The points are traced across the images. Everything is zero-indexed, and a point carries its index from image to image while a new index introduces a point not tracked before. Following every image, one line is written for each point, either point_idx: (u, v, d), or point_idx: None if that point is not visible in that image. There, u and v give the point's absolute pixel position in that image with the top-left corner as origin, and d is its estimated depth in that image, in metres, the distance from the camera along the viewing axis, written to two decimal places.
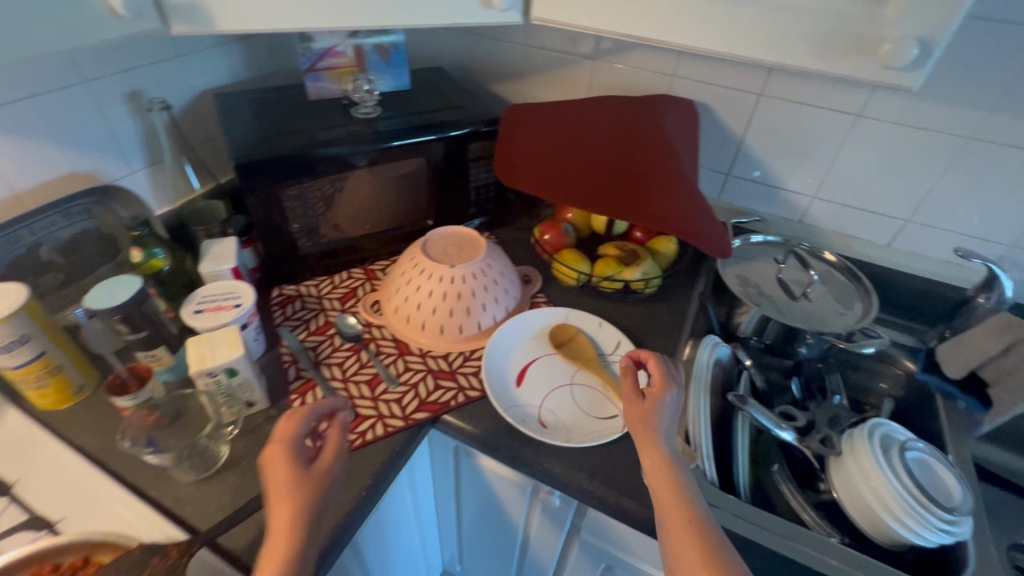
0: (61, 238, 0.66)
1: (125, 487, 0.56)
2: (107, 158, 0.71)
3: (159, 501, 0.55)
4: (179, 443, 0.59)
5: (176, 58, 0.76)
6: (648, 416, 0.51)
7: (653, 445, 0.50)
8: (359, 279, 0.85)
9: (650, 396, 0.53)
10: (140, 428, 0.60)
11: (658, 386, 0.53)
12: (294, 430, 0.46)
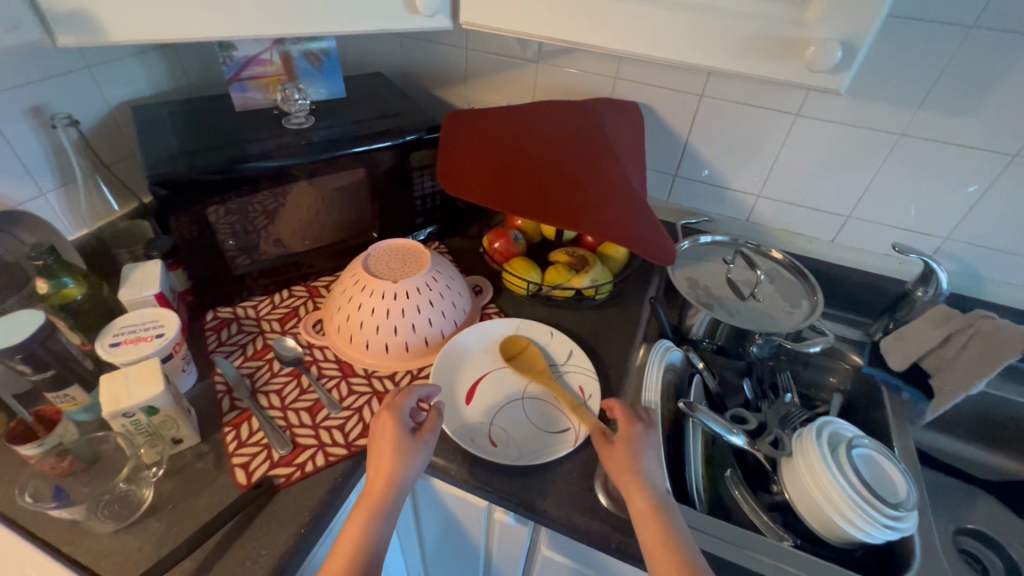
0: None
1: (33, 544, 0.51)
2: (8, 180, 0.65)
3: (73, 557, 0.50)
4: (96, 491, 0.54)
5: (84, 69, 0.70)
6: (631, 457, 0.53)
7: (638, 487, 0.51)
8: (301, 297, 0.81)
9: (632, 436, 0.55)
10: (49, 478, 0.54)
11: (624, 430, 0.56)
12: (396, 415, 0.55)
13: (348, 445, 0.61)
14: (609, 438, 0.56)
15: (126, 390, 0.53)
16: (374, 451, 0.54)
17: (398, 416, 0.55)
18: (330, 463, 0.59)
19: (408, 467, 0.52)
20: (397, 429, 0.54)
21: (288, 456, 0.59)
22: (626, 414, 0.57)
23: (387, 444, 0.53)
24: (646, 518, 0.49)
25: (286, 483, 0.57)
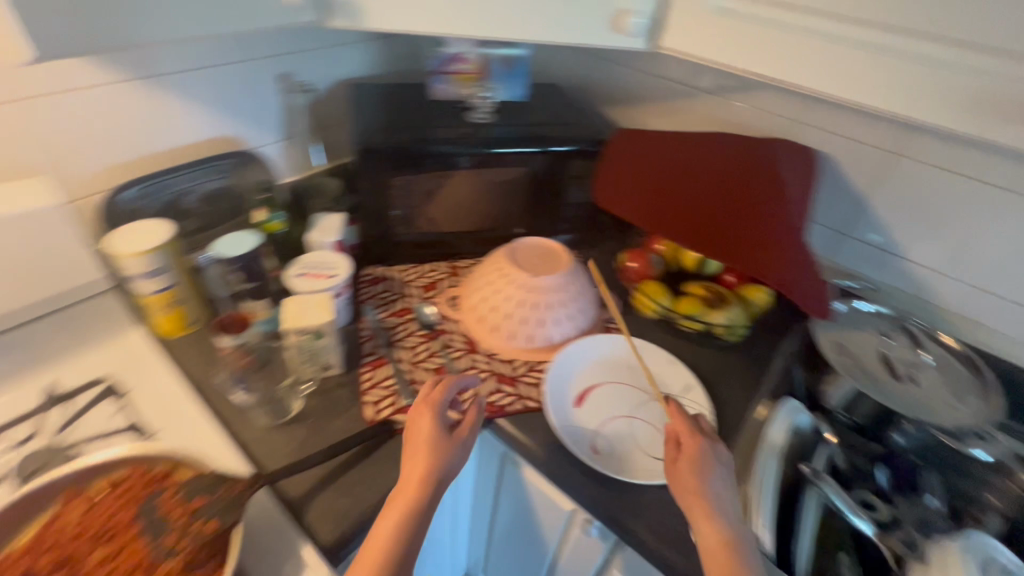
0: (205, 190, 0.76)
1: (212, 416, 0.62)
2: (253, 127, 0.81)
3: (237, 435, 0.61)
4: (263, 389, 0.65)
5: (325, 48, 0.84)
6: (699, 479, 0.51)
7: (706, 514, 0.49)
8: (443, 272, 0.88)
9: (698, 452, 0.54)
10: (233, 367, 0.66)
11: (693, 444, 0.54)
12: (437, 411, 0.55)
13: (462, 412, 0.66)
14: (676, 456, 0.54)
15: (304, 310, 0.63)
16: (409, 449, 0.53)
17: (437, 413, 0.55)
18: None
19: (446, 467, 0.51)
20: (435, 426, 0.54)
21: (409, 407, 0.65)
22: (699, 433, 0.56)
23: (423, 443, 0.52)
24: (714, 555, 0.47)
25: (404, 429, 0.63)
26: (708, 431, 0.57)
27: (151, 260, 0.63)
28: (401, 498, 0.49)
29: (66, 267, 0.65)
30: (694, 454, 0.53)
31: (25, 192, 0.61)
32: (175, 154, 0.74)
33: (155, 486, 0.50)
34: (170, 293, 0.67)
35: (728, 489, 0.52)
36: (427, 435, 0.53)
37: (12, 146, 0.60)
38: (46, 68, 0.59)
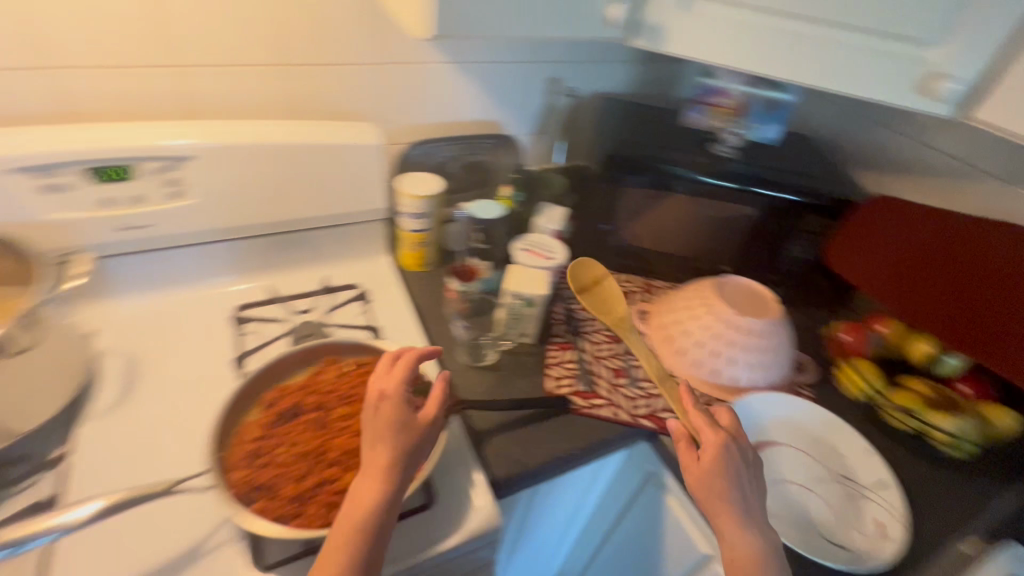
0: (467, 160, 0.90)
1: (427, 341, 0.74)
2: (517, 117, 0.94)
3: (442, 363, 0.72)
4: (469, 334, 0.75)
5: (596, 61, 0.94)
6: (722, 484, 0.51)
7: (733, 521, 0.49)
8: (636, 287, 0.90)
9: (722, 452, 0.52)
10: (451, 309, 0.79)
11: (714, 443, 0.53)
12: (399, 391, 0.50)
13: (632, 416, 0.68)
14: (699, 455, 0.53)
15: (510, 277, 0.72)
16: (367, 434, 0.49)
17: (400, 393, 0.50)
18: (613, 419, 0.67)
19: (405, 452, 0.48)
20: (398, 407, 0.49)
21: (584, 393, 0.70)
22: (719, 431, 0.54)
23: (384, 427, 0.48)
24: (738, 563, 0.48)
25: (576, 410, 0.68)
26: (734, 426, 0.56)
27: (420, 204, 0.78)
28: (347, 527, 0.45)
29: (356, 197, 0.78)
30: (716, 454, 0.52)
31: (351, 128, 0.74)
32: (456, 126, 0.90)
33: None
34: (423, 235, 0.82)
35: (750, 493, 0.51)
36: (373, 445, 0.48)
37: (360, 97, 0.78)
38: (400, 42, 0.76)
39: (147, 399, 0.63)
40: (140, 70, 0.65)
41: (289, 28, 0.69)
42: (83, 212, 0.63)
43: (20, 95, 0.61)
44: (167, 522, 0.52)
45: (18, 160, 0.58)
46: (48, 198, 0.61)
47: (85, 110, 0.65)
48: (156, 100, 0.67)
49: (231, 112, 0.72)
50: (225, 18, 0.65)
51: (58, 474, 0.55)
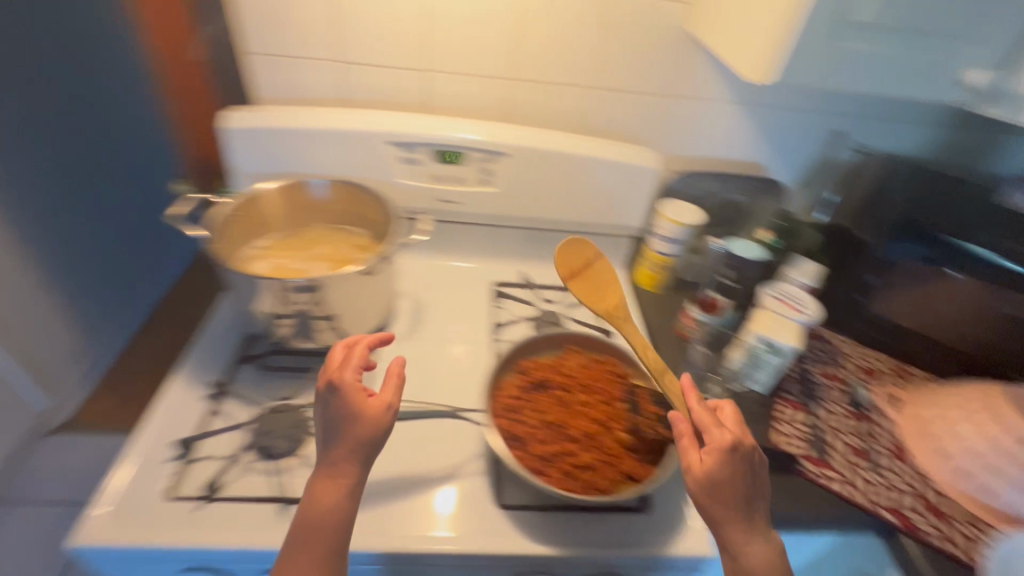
0: (725, 197, 0.91)
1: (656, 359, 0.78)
2: (785, 165, 0.92)
3: None
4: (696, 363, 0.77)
5: (891, 121, 0.88)
6: (727, 489, 0.48)
7: (731, 517, 0.48)
8: (887, 367, 0.81)
9: (728, 452, 0.49)
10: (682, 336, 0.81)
11: (721, 444, 0.50)
12: (351, 385, 0.52)
13: (871, 503, 0.62)
14: (705, 454, 0.50)
15: (579, 252, 0.79)
16: (324, 430, 0.52)
17: (350, 385, 0.52)
18: (848, 498, 0.62)
19: (357, 442, 0.50)
20: (349, 400, 0.51)
21: (816, 460, 0.66)
22: (725, 431, 0.51)
23: (337, 422, 0.51)
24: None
25: (804, 474, 0.64)
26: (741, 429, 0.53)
27: (679, 230, 0.82)
28: (319, 525, 0.48)
29: (615, 209, 0.84)
30: (720, 458, 0.49)
31: (639, 151, 0.81)
32: (721, 164, 0.92)
33: (620, 380, 0.68)
34: (668, 259, 0.86)
35: (753, 496, 0.49)
36: (334, 440, 0.50)
37: (644, 123, 0.85)
38: (697, 78, 0.81)
39: (426, 338, 0.78)
40: (486, 79, 0.80)
41: (608, 57, 0.79)
42: (419, 184, 0.79)
43: (405, 88, 0.81)
44: (436, 439, 0.64)
45: (394, 136, 0.75)
46: (403, 168, 0.78)
47: (439, 104, 0.83)
48: (489, 103, 0.83)
49: (539, 121, 0.84)
50: (565, 48, 0.77)
51: (366, 375, 0.71)
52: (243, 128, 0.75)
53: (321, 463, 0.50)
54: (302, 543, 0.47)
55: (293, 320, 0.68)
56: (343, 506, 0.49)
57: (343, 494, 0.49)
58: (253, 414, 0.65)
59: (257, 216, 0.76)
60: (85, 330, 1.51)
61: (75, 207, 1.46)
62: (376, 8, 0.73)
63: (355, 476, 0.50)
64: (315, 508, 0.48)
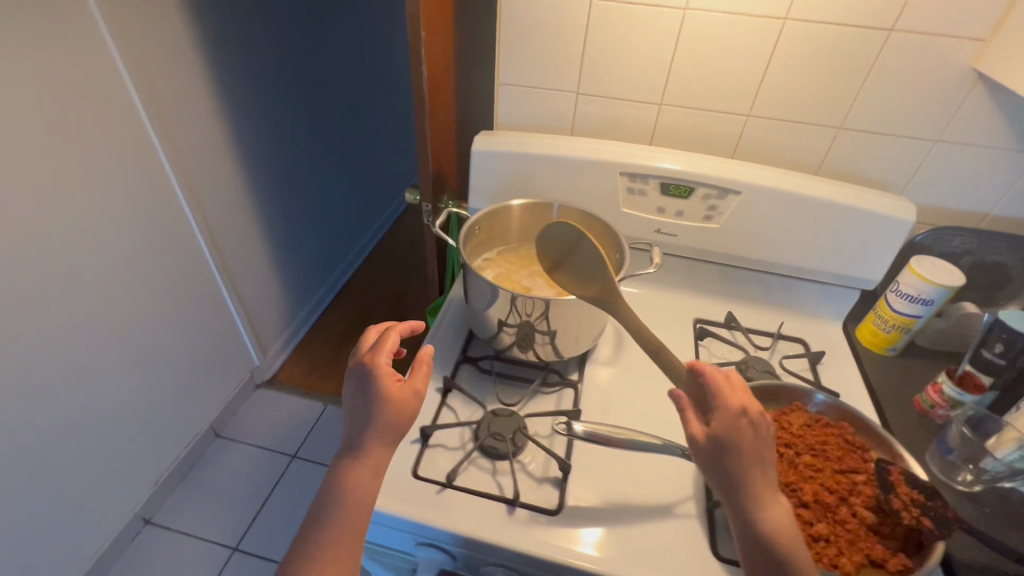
0: (984, 259, 0.80)
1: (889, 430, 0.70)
2: None
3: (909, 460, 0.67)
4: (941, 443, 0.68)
5: None
6: (734, 461, 0.48)
7: (744, 493, 0.48)
8: None
9: (734, 427, 0.49)
10: (921, 408, 0.72)
11: (726, 413, 0.50)
12: (379, 369, 0.55)
13: None
14: (715, 429, 0.49)
15: (558, 236, 0.73)
16: (352, 409, 0.55)
17: (377, 368, 0.55)
18: None
19: (383, 425, 0.53)
20: (377, 383, 0.54)
21: None
22: (732, 400, 0.50)
23: (365, 404, 0.54)
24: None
25: None
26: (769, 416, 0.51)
27: (932, 290, 0.73)
28: (354, 498, 0.51)
29: (864, 266, 0.80)
30: (726, 421, 0.49)
31: (899, 205, 0.76)
32: (982, 220, 0.81)
33: (852, 450, 0.61)
34: (910, 321, 0.77)
35: (760, 469, 0.49)
36: (363, 417, 0.54)
37: (890, 167, 0.80)
38: (971, 123, 0.73)
39: (629, 367, 0.79)
40: (721, 115, 0.81)
41: (863, 97, 0.75)
42: (641, 213, 0.81)
43: (636, 121, 0.85)
44: (649, 473, 0.64)
45: (628, 167, 0.78)
46: (629, 198, 0.81)
47: (666, 138, 0.85)
48: (717, 139, 0.84)
49: (767, 157, 0.84)
50: (828, 83, 0.75)
51: (575, 394, 0.74)
52: (491, 151, 0.83)
53: (350, 438, 0.54)
54: (333, 515, 0.51)
55: (515, 331, 0.73)
56: (374, 481, 0.53)
57: (374, 468, 0.53)
58: (476, 414, 0.70)
59: (499, 233, 0.84)
60: (289, 301, 1.76)
61: (303, 197, 1.72)
62: (629, 46, 0.78)
63: (384, 452, 0.53)
64: (349, 481, 0.52)
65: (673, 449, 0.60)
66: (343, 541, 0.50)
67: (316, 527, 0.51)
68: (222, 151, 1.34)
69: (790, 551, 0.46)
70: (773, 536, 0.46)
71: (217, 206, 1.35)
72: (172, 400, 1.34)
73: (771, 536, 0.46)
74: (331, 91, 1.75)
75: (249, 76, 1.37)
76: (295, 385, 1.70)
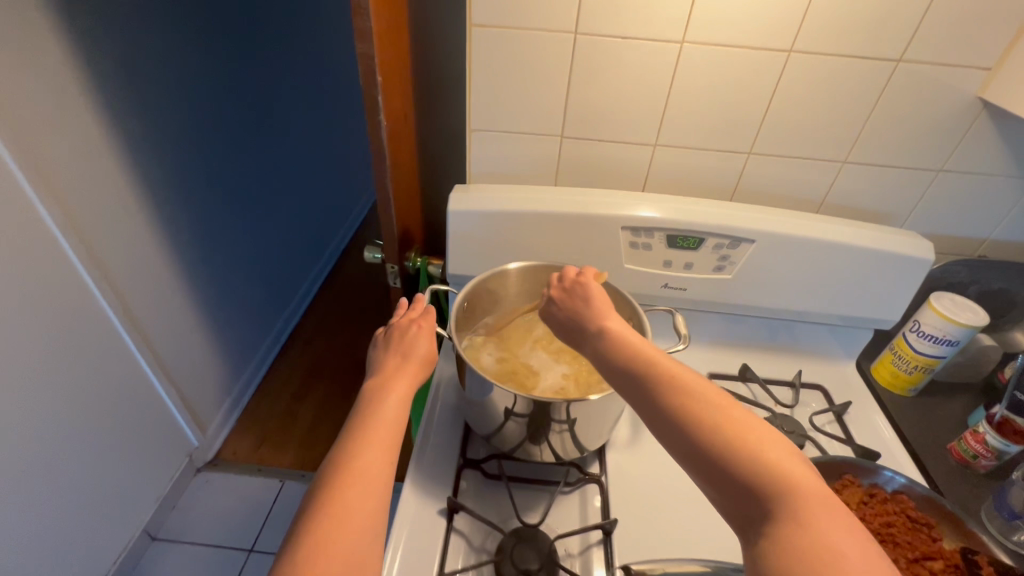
0: (990, 288, 0.78)
1: (934, 488, 0.66)
2: None
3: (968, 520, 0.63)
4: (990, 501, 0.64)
5: None
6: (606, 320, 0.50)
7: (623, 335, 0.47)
8: None
9: (591, 291, 0.53)
10: (960, 460, 0.68)
11: (584, 287, 0.54)
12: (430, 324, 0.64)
13: None
14: (579, 298, 0.53)
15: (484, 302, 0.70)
16: (396, 350, 0.60)
17: (428, 323, 0.64)
18: None
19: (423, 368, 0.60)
20: (425, 333, 0.63)
21: None
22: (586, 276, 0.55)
23: (410, 347, 0.60)
24: (653, 423, 0.41)
25: None
26: (601, 294, 0.53)
27: (959, 330, 0.69)
28: (382, 410, 0.53)
29: (884, 309, 0.75)
30: (590, 292, 0.53)
31: (914, 241, 0.71)
32: (981, 246, 0.79)
33: (920, 528, 0.56)
34: (934, 361, 0.73)
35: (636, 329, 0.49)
36: (399, 353, 0.60)
37: (894, 199, 0.76)
38: (975, 151, 0.70)
39: (653, 445, 0.69)
40: (719, 154, 0.74)
41: (868, 129, 0.70)
42: (646, 268, 0.74)
43: (628, 164, 0.76)
44: None
45: (629, 221, 0.70)
46: (630, 252, 0.73)
47: (661, 180, 0.77)
48: (715, 178, 0.77)
49: (768, 194, 0.77)
50: (834, 115, 0.69)
51: (601, 491, 0.63)
52: (470, 209, 0.71)
53: (381, 369, 0.58)
54: (364, 424, 0.51)
55: (526, 418, 0.60)
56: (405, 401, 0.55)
57: (405, 389, 0.56)
58: (492, 538, 0.59)
59: (493, 300, 0.72)
60: (226, 366, 1.54)
61: (232, 247, 1.51)
62: (618, 83, 0.69)
63: (414, 381, 0.57)
64: (378, 397, 0.54)
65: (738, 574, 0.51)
66: (374, 441, 0.49)
67: (343, 437, 0.50)
68: (131, 209, 1.12)
69: (662, 387, 0.41)
70: (624, 379, 0.44)
71: (129, 273, 1.13)
72: (86, 512, 1.10)
73: (625, 383, 0.44)
74: (258, 128, 1.55)
75: (161, 120, 1.18)
76: (242, 462, 1.47)
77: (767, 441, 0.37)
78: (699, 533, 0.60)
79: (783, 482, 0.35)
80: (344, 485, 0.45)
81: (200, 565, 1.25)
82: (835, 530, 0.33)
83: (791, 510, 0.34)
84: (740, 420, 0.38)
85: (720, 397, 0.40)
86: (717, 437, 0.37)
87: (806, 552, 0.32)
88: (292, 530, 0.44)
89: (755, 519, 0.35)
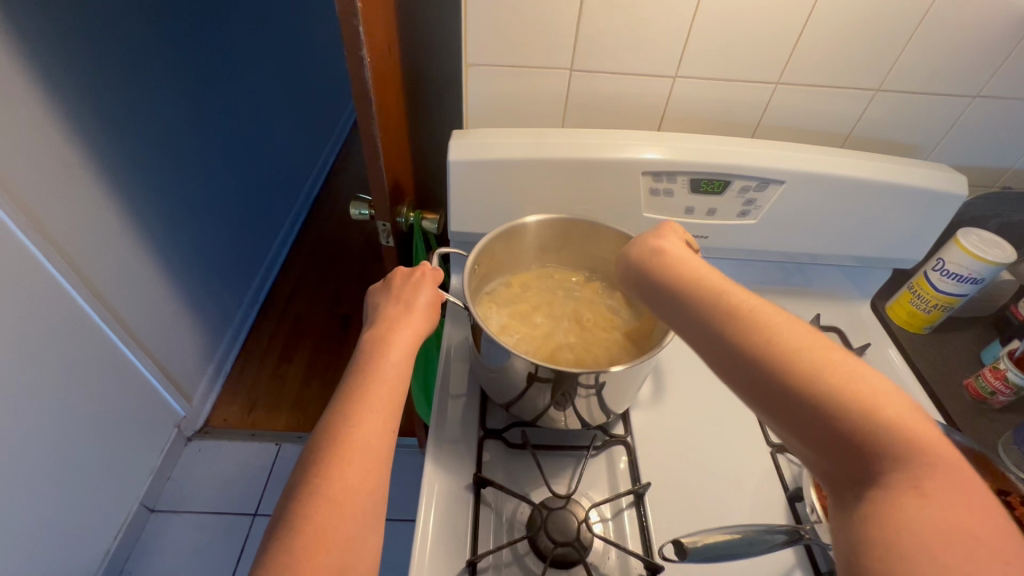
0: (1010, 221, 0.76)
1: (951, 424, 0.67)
2: None
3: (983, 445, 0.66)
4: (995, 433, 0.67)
5: None
6: (687, 264, 0.45)
7: (704, 280, 0.43)
8: None
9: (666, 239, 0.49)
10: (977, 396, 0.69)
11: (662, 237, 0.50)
12: (428, 278, 0.56)
13: None
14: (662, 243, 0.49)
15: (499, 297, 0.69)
16: (397, 300, 0.53)
17: (422, 272, 0.56)
18: None
19: (425, 319, 0.52)
20: (424, 284, 0.55)
21: None
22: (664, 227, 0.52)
23: (411, 297, 0.53)
24: (747, 373, 0.37)
25: None
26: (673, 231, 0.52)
27: (981, 268, 0.66)
28: (382, 367, 0.46)
29: (905, 248, 0.72)
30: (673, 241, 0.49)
31: (949, 175, 0.67)
32: (1004, 176, 0.76)
33: None
34: (952, 300, 0.71)
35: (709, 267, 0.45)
36: (398, 301, 0.53)
37: (924, 130, 0.71)
38: (1016, 74, 0.65)
39: (675, 400, 0.67)
40: (744, 85, 0.67)
41: (907, 54, 0.63)
42: (666, 216, 0.69)
43: (643, 100, 0.69)
44: None
45: (650, 165, 0.64)
46: (650, 200, 0.68)
47: (678, 116, 0.71)
48: (736, 114, 0.70)
49: (791, 129, 0.72)
50: (873, 38, 0.62)
51: (628, 452, 0.62)
52: (472, 158, 0.63)
53: (381, 320, 0.51)
54: (362, 383, 0.45)
55: (550, 384, 0.54)
56: (409, 355, 0.49)
57: (409, 340, 0.49)
58: (523, 511, 0.57)
59: (510, 254, 0.68)
60: (204, 332, 1.45)
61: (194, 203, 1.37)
62: (637, 6, 0.60)
63: (418, 332, 0.51)
64: (376, 352, 0.47)
65: (768, 539, 0.48)
66: (372, 405, 0.43)
67: (336, 402, 0.44)
68: (74, 169, 0.98)
69: (755, 333, 0.37)
70: (720, 320, 0.40)
71: (87, 242, 1.02)
72: (74, 496, 1.04)
73: (718, 323, 0.40)
74: (208, 68, 1.37)
75: (96, 64, 1.01)
76: (234, 427, 1.43)
77: (887, 399, 0.33)
78: (729, 485, 0.60)
79: (903, 442, 0.32)
80: (340, 460, 0.40)
81: (204, 531, 1.24)
82: (956, 497, 0.30)
83: (907, 474, 0.32)
84: (848, 371, 0.34)
85: (827, 346, 0.36)
86: (830, 388, 0.34)
87: (929, 527, 0.29)
88: (277, 513, 0.38)
89: (864, 482, 0.33)
